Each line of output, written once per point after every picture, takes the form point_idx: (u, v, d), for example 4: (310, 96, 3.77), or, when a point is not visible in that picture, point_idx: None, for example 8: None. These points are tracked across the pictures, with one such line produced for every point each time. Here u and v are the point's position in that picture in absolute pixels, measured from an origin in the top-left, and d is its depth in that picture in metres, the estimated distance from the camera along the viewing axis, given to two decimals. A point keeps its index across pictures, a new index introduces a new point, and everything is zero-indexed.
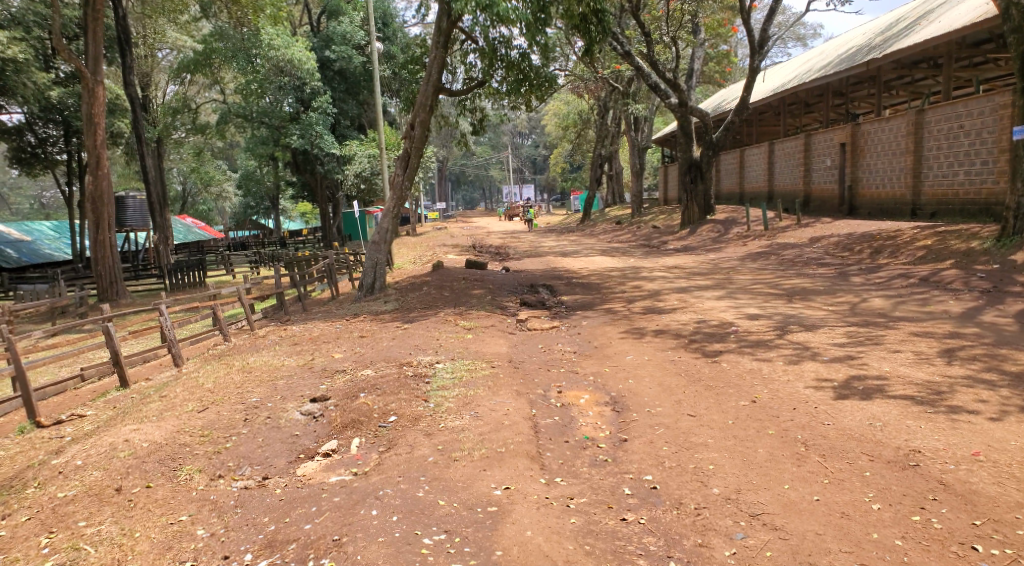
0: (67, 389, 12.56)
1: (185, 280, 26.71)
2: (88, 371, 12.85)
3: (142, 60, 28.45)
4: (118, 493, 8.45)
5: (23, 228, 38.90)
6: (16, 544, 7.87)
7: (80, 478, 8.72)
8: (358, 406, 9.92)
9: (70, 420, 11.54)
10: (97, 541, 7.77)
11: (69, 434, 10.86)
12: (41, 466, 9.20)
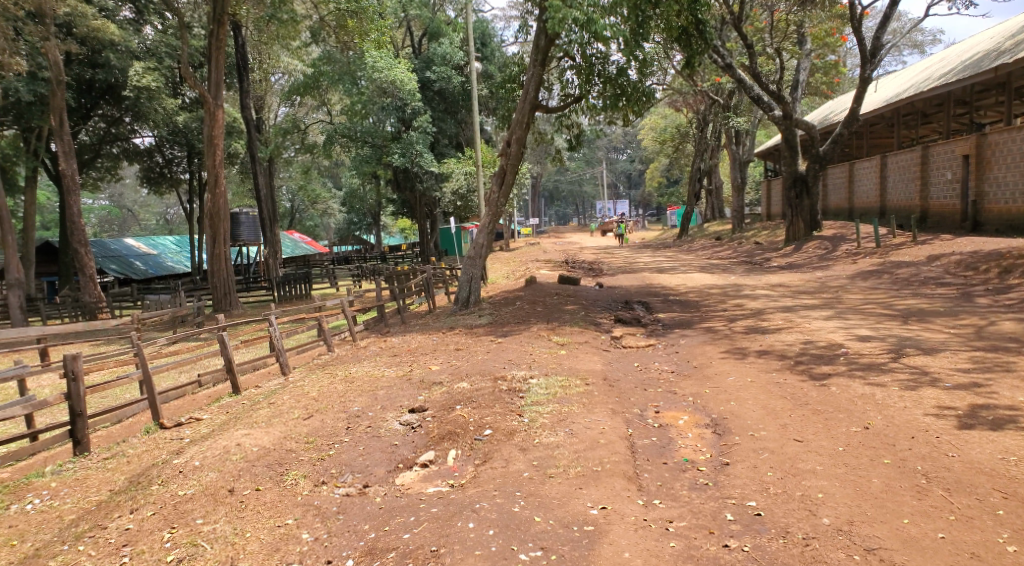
0: (187, 393, 12.91)
1: (292, 292, 27.62)
2: (205, 377, 13.21)
3: (257, 83, 29.85)
4: (231, 494, 8.78)
5: (149, 242, 41.38)
6: (142, 537, 8.25)
7: (197, 478, 9.08)
8: (454, 417, 10.02)
9: (188, 423, 12.05)
10: (213, 538, 8.10)
11: (188, 436, 11.25)
12: (162, 465, 9.56)
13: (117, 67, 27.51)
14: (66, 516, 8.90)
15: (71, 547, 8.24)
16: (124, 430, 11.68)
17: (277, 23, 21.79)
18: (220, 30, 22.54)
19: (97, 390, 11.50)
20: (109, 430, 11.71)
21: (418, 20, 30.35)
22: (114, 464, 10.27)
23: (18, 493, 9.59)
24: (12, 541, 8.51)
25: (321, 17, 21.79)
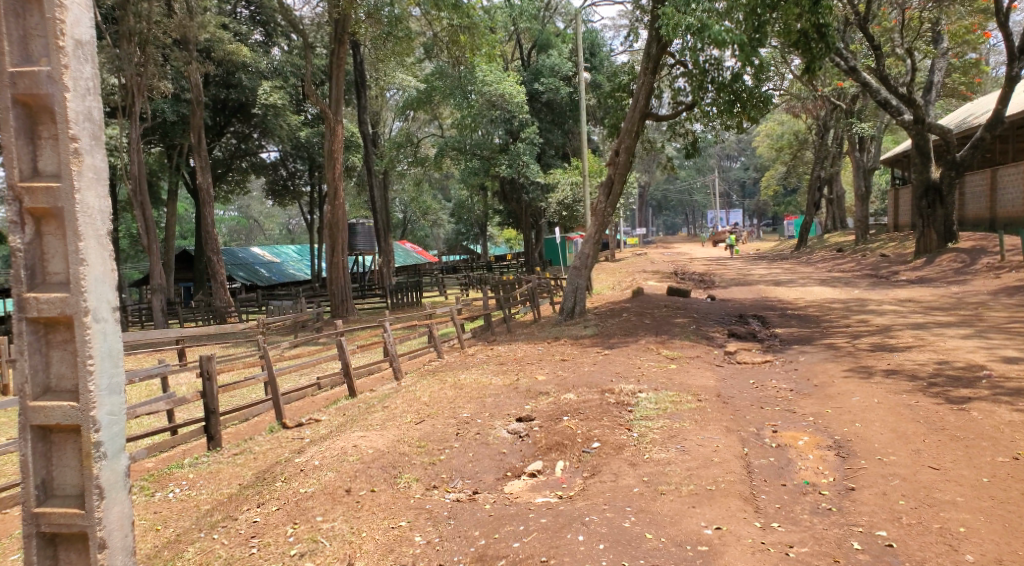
0: (306, 394, 13.63)
1: (404, 300, 28.18)
2: (324, 380, 13.95)
3: (372, 99, 31.00)
4: (348, 494, 9.00)
5: (272, 251, 43.48)
6: (268, 530, 8.43)
7: (317, 477, 9.37)
8: (562, 429, 9.99)
9: (308, 423, 12.63)
10: (332, 536, 8.15)
11: (308, 436, 11.92)
12: (286, 463, 10.04)
13: (248, 87, 29.50)
14: (201, 506, 9.33)
15: (206, 535, 8.50)
16: (252, 428, 12.22)
17: (393, 40, 22.27)
18: (339, 49, 23.46)
19: (229, 390, 12.20)
20: (237, 428, 12.27)
21: (528, 33, 30.66)
22: (243, 459, 11.03)
23: (159, 484, 10.16)
24: (156, 527, 8.89)
25: (434, 33, 22.28)
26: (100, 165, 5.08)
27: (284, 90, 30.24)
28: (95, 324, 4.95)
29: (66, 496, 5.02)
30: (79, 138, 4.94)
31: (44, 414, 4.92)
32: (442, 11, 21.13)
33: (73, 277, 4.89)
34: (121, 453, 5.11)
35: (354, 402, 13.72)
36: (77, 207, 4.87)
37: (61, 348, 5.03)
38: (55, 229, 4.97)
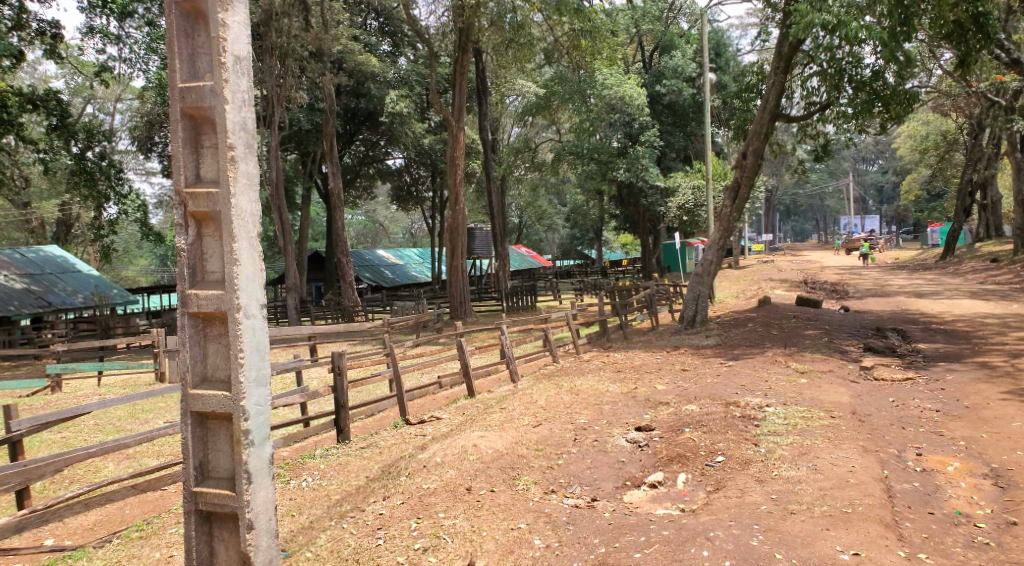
0: (428, 392, 13.89)
1: (520, 303, 28.33)
2: (445, 379, 14.19)
3: (494, 105, 31.42)
4: (468, 492, 9.09)
5: (395, 253, 44.70)
6: (392, 523, 8.59)
7: (438, 474, 9.52)
8: (684, 440, 9.76)
9: (430, 421, 12.95)
10: (453, 533, 8.23)
11: (430, 433, 12.22)
12: (410, 459, 10.26)
13: (376, 96, 30.56)
14: (332, 496, 9.67)
15: (336, 525, 8.79)
16: (378, 422, 12.61)
17: (514, 46, 22.41)
18: (463, 57, 23.90)
19: (357, 384, 12.65)
20: (364, 422, 12.68)
21: (650, 35, 30.25)
22: (369, 453, 11.41)
23: (293, 472, 10.63)
24: (291, 512, 9.28)
25: (556, 37, 22.27)
26: (253, 171, 6.05)
27: (410, 98, 31.10)
28: (245, 320, 5.90)
29: (220, 479, 6.03)
30: (236, 148, 5.92)
31: (203, 401, 5.95)
32: (564, 16, 21.14)
33: (227, 277, 5.88)
34: (265, 443, 6.05)
35: (472, 404, 13.87)
36: (231, 210, 5.86)
37: (217, 341, 6.06)
38: (213, 231, 6.02)
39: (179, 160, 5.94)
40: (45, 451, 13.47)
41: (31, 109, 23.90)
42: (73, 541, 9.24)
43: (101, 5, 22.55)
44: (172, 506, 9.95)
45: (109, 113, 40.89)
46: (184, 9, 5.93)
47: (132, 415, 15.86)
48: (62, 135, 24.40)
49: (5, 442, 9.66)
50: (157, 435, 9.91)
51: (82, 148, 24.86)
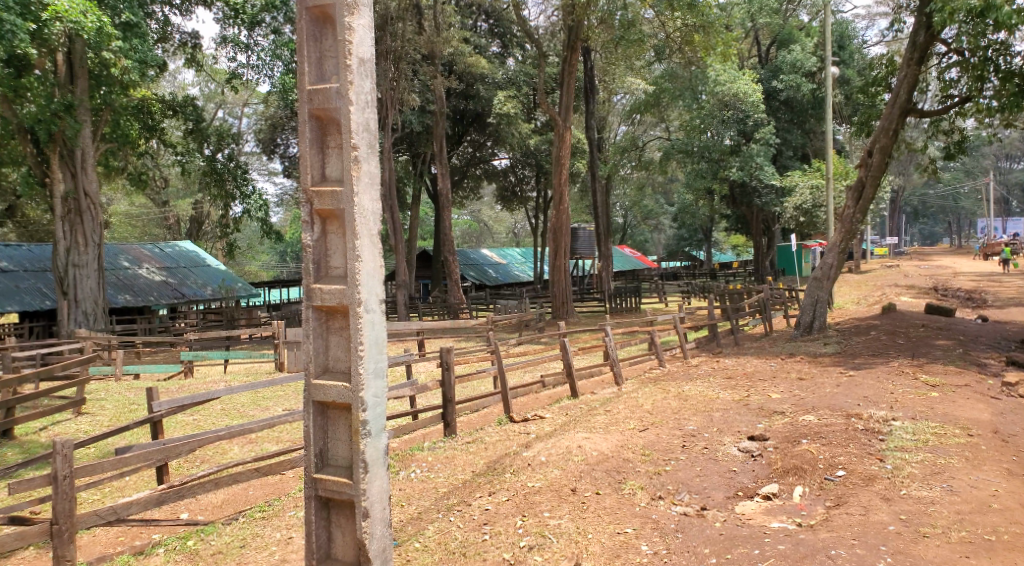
0: (531, 390, 13.91)
1: (625, 305, 28.00)
2: (548, 378, 14.18)
3: (601, 104, 31.16)
4: (573, 493, 9.00)
5: (499, 253, 45.03)
6: (499, 519, 8.60)
7: (543, 473, 9.48)
8: (801, 451, 9.36)
9: (534, 420, 12.96)
10: (558, 533, 8.16)
11: (534, 432, 12.22)
12: (515, 457, 10.35)
13: (484, 98, 31.03)
14: (439, 489, 9.74)
15: (444, 517, 8.84)
16: (482, 419, 12.69)
17: (624, 44, 22.11)
18: (572, 56, 24.04)
19: (464, 380, 12.82)
20: (469, 418, 12.78)
21: (768, 28, 29.42)
22: (475, 448, 11.50)
23: (404, 463, 10.85)
24: (401, 503, 9.40)
25: (667, 34, 21.95)
26: (374, 170, 6.32)
27: (517, 98, 31.31)
28: (365, 314, 6.24)
29: (338, 467, 6.44)
30: (358, 148, 6.22)
31: (324, 391, 6.34)
32: (676, 11, 20.75)
33: (349, 273, 6.23)
34: (381, 434, 6.38)
35: (576, 404, 13.81)
36: (354, 209, 6.18)
37: (339, 334, 6.44)
38: (337, 228, 6.38)
39: (307, 160, 6.32)
40: (178, 432, 14.34)
41: (170, 115, 25.85)
42: (206, 515, 10.01)
43: (234, 16, 24.21)
44: (290, 491, 10.52)
45: (237, 117, 43.12)
46: (314, 14, 6.28)
47: (255, 401, 16.65)
48: (195, 138, 25.92)
49: (148, 423, 10.52)
50: (278, 423, 10.33)
51: (212, 151, 26.13)
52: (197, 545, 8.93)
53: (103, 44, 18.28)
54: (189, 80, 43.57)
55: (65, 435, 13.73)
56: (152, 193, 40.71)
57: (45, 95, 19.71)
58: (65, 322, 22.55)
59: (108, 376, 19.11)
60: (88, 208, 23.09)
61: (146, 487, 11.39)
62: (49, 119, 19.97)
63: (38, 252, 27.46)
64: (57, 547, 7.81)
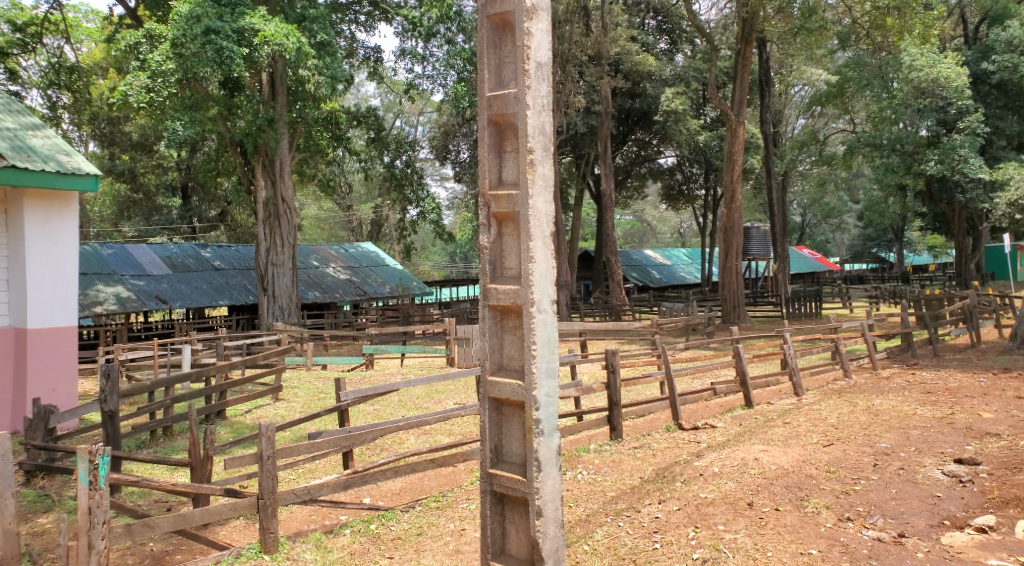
0: (701, 398, 13.35)
1: (802, 310, 26.44)
2: (719, 385, 13.65)
3: (778, 97, 29.76)
4: (750, 508, 8.39)
5: (665, 253, 44.07)
6: (670, 528, 8.14)
7: (717, 485, 8.95)
8: (1021, 482, 8.46)
9: (704, 428, 12.34)
10: (735, 547, 7.60)
11: (705, 440, 11.64)
12: (684, 466, 9.77)
13: (652, 95, 30.55)
14: (607, 492, 9.40)
15: (613, 521, 8.49)
16: (649, 424, 12.24)
17: (803, 33, 20.93)
18: (746, 49, 23.25)
19: (630, 384, 12.45)
20: (636, 422, 12.36)
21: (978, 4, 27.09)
22: (642, 454, 11.08)
23: (569, 464, 10.58)
24: (568, 504, 9.14)
25: (854, 19, 20.50)
26: (548, 173, 6.27)
27: (686, 95, 30.46)
28: (539, 314, 6.19)
29: (512, 464, 6.51)
30: (533, 151, 6.20)
31: (500, 388, 6.40)
32: None
33: (523, 274, 6.23)
34: (554, 433, 6.33)
35: (751, 414, 13.03)
36: (528, 211, 6.16)
37: (513, 334, 6.52)
38: (512, 230, 6.42)
39: (486, 165, 6.42)
40: (361, 421, 14.89)
41: (356, 125, 26.93)
42: (385, 501, 10.45)
43: (411, 29, 25.41)
44: (463, 483, 10.80)
45: (413, 126, 44.78)
46: (494, 23, 6.37)
47: (428, 394, 17.02)
48: (376, 146, 26.94)
49: (336, 410, 11.65)
50: (452, 416, 11.00)
51: (392, 158, 27.10)
52: (379, 529, 9.43)
53: (301, 61, 20.02)
54: (372, 91, 45.83)
55: (267, 419, 14.60)
56: (336, 196, 43.36)
57: (253, 113, 21.69)
58: (265, 314, 24.53)
59: (300, 365, 20.44)
60: (285, 213, 24.61)
61: (334, 470, 11.91)
62: (254, 134, 22.02)
63: (244, 252, 29.43)
64: (262, 519, 8.52)
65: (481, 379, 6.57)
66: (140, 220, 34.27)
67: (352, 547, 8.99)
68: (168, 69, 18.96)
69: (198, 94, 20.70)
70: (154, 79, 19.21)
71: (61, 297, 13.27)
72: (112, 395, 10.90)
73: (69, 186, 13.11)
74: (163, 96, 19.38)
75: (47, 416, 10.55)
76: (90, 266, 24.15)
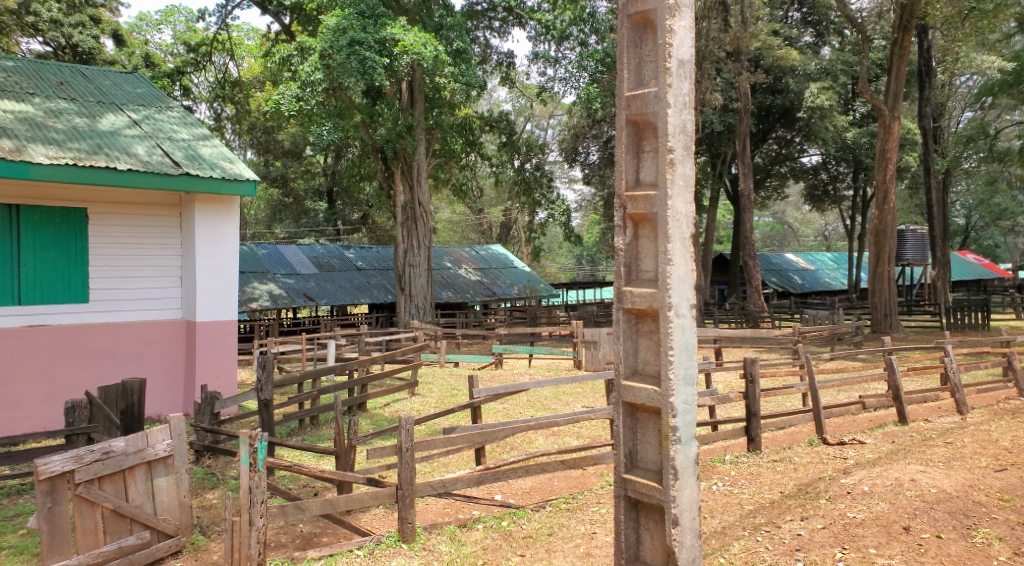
0: (848, 412, 12.47)
1: (967, 321, 24.28)
2: (869, 399, 12.72)
3: (940, 89, 27.55)
4: (906, 532, 8.05)
5: (808, 257, 41.96)
6: (814, 547, 7.94)
7: (867, 505, 8.62)
8: None
9: (852, 444, 11.38)
10: None
11: (852, 457, 10.72)
12: (830, 481, 9.49)
13: (794, 91, 29.11)
14: (745, 506, 9.13)
15: (750, 535, 8.31)
16: (789, 437, 11.46)
17: (974, 15, 19.17)
18: (905, 37, 21.58)
19: (769, 394, 11.70)
20: (775, 435, 11.62)
21: None
22: (783, 467, 10.38)
23: (704, 473, 10.22)
24: (703, 514, 8.97)
25: None
26: (688, 172, 6.45)
27: (833, 90, 28.77)
28: (675, 319, 6.41)
29: (648, 470, 6.67)
30: (674, 150, 6.37)
31: (635, 393, 6.63)
32: None
33: (660, 276, 6.43)
34: (691, 441, 6.46)
35: (905, 431, 11.88)
36: (667, 211, 6.34)
37: (648, 338, 6.69)
38: (649, 232, 6.62)
39: (624, 165, 6.67)
40: (491, 420, 14.68)
41: (488, 130, 26.89)
42: (516, 499, 10.07)
43: (545, 32, 25.05)
44: (593, 486, 10.27)
45: (543, 129, 44.66)
46: (635, 21, 6.62)
47: (556, 396, 16.60)
48: (507, 150, 26.80)
49: (468, 407, 11.41)
50: (581, 419, 10.50)
51: (523, 161, 26.87)
52: (510, 526, 9.03)
53: (437, 69, 20.22)
54: (505, 95, 46.01)
55: (405, 412, 14.57)
56: (470, 200, 43.86)
57: (393, 119, 22.11)
58: (402, 313, 24.85)
59: (433, 362, 20.44)
60: (421, 216, 24.78)
61: (466, 466, 11.70)
62: (392, 140, 22.33)
63: (384, 253, 30.05)
64: (400, 509, 8.41)
65: (615, 383, 6.78)
66: (289, 222, 35.78)
67: (484, 542, 8.62)
68: (316, 79, 19.28)
69: (344, 102, 20.97)
70: (304, 89, 19.62)
71: (223, 295, 13.69)
72: (268, 384, 11.24)
73: (231, 192, 13.42)
74: (312, 105, 19.74)
75: (213, 401, 10.95)
76: (247, 265, 25.34)
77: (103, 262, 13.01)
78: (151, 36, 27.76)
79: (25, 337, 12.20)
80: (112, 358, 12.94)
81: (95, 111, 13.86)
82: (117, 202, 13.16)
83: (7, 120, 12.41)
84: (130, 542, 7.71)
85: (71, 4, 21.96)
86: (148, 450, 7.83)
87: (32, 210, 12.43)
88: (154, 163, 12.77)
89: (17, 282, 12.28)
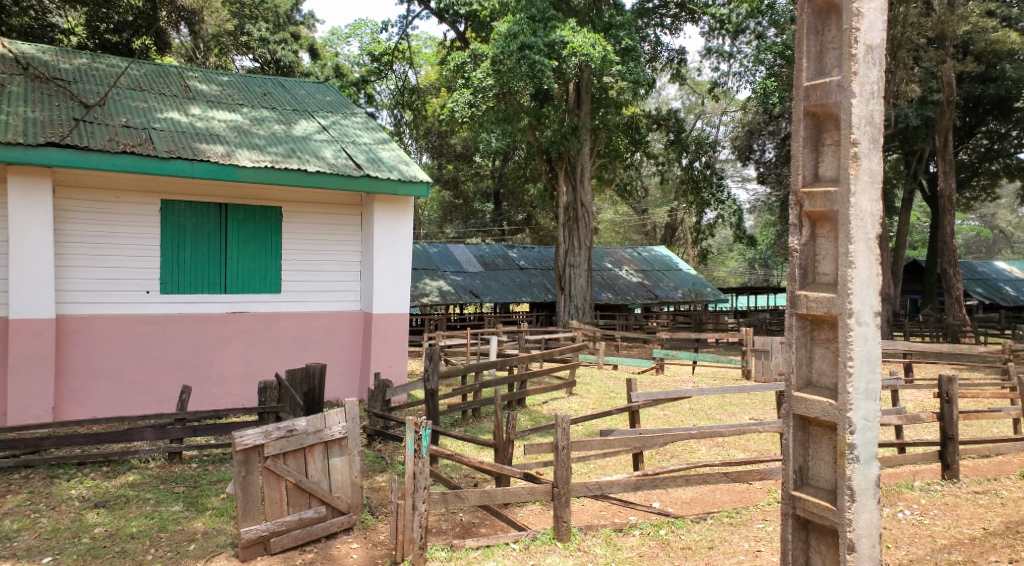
0: None
1: None
2: None
3: None
4: None
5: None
6: None
7: None
8: None
9: None
10: None
11: None
12: None
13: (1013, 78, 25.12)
14: (937, 539, 7.26)
15: None
16: (995, 469, 9.23)
17: None
18: None
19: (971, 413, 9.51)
20: (976, 463, 9.44)
21: None
22: (987, 501, 8.29)
23: (886, 498, 8.26)
24: (886, 544, 7.17)
25: None
26: (875, 168, 5.09)
27: None
28: (857, 327, 5.00)
29: (819, 489, 5.20)
30: (859, 143, 5.01)
31: (807, 406, 5.17)
32: None
33: (840, 280, 5.05)
34: (872, 461, 5.04)
35: None
36: (851, 210, 4.99)
37: (824, 347, 5.22)
38: (829, 232, 5.18)
39: (799, 159, 5.24)
40: (651, 425, 13.21)
41: (656, 129, 24.87)
42: (675, 509, 8.49)
43: (719, 26, 23.30)
44: (760, 503, 8.56)
45: (715, 126, 42.18)
46: (817, 3, 5.22)
47: (723, 406, 14.83)
48: (675, 148, 24.84)
49: (626, 409, 9.97)
50: (748, 429, 8.74)
51: (690, 160, 24.93)
52: (669, 535, 7.53)
53: (605, 69, 18.95)
54: (675, 94, 43.89)
55: (563, 411, 13.34)
56: (635, 202, 42.14)
57: (560, 121, 21.23)
58: (562, 313, 23.68)
59: (593, 364, 19.16)
60: (583, 217, 23.42)
61: (624, 471, 10.33)
62: (555, 141, 21.38)
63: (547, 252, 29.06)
64: (555, 507, 7.12)
65: (783, 394, 5.35)
66: (459, 222, 35.60)
67: (641, 549, 7.20)
68: (487, 85, 18.43)
69: (512, 107, 20.28)
70: (476, 95, 18.73)
71: (399, 286, 12.95)
72: (437, 375, 10.29)
73: (406, 193, 12.61)
74: (484, 112, 18.90)
75: (385, 388, 10.07)
76: (419, 262, 25.03)
77: (295, 255, 12.57)
78: (341, 47, 27.97)
79: (227, 323, 11.96)
80: (299, 347, 12.54)
81: (291, 119, 13.55)
82: (309, 202, 12.67)
83: (221, 128, 12.20)
84: (310, 516, 6.92)
85: (277, 23, 22.51)
86: (325, 431, 7.02)
87: (238, 208, 12.15)
88: (339, 165, 12.19)
89: (224, 274, 12.05)
